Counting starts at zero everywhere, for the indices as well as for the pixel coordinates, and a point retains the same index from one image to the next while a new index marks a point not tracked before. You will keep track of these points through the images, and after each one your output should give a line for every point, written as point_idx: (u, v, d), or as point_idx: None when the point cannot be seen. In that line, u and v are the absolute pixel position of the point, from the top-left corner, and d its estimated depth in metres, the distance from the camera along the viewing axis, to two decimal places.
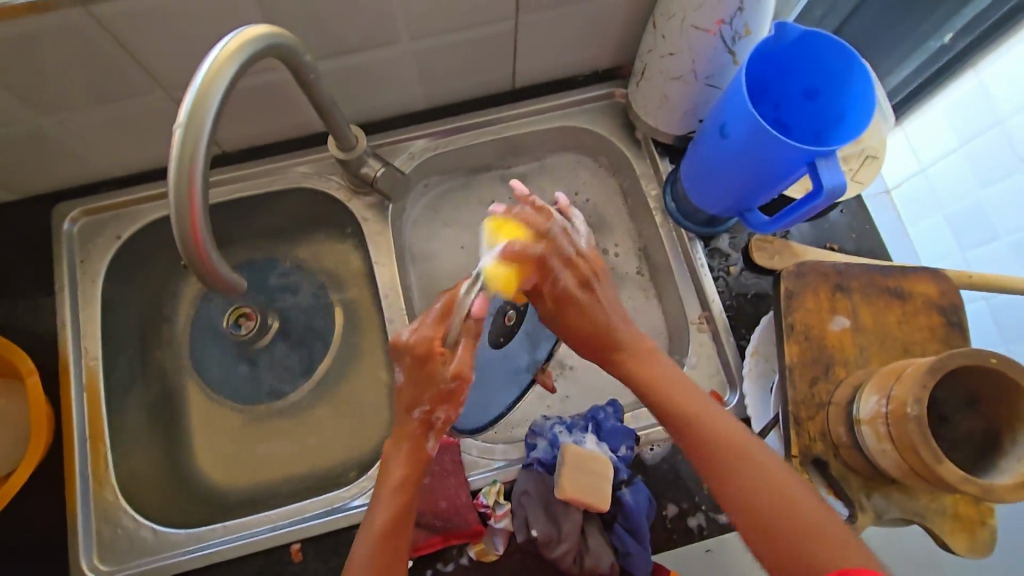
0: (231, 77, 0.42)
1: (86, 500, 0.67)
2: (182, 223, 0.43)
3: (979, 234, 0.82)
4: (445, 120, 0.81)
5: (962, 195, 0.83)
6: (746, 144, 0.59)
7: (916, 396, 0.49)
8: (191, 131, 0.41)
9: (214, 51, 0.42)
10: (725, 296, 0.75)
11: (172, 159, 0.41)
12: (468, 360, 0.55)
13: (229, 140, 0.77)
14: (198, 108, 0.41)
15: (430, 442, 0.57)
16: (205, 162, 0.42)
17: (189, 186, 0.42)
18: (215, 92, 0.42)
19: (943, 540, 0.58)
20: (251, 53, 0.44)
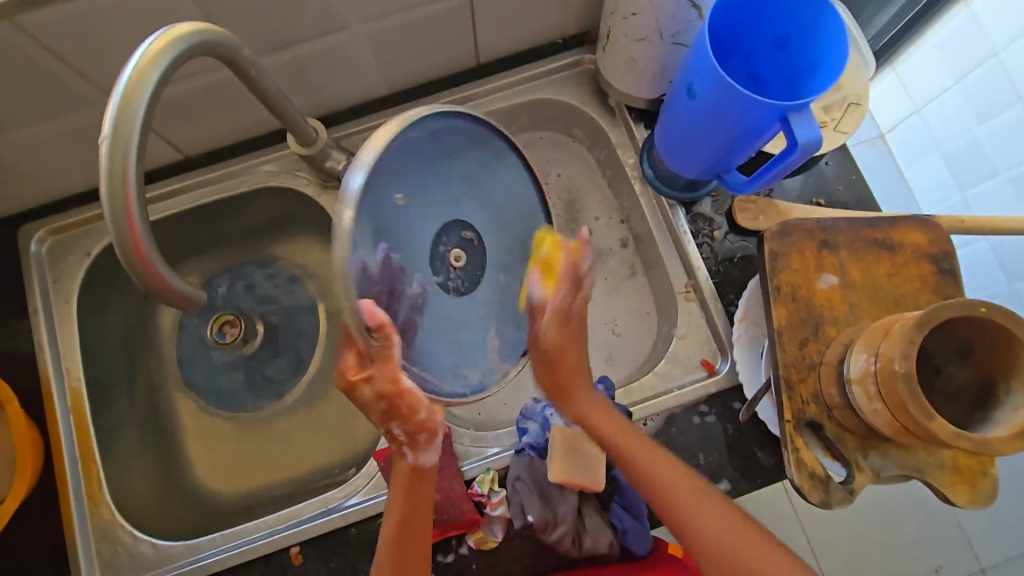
0: (150, 97, 0.41)
1: (83, 521, 0.67)
2: (125, 251, 0.42)
3: (977, 173, 0.79)
4: (409, 104, 0.78)
5: (958, 134, 0.81)
6: (715, 103, 0.56)
7: (903, 352, 0.47)
8: (118, 158, 0.40)
9: (129, 69, 0.40)
10: (711, 262, 0.72)
11: (101, 189, 0.40)
12: (390, 370, 0.51)
13: (189, 145, 0.74)
14: (121, 133, 0.40)
15: (409, 455, 0.57)
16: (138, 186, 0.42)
17: (124, 213, 0.41)
18: (135, 114, 0.40)
19: (944, 493, 0.57)
20: (169, 64, 0.42)
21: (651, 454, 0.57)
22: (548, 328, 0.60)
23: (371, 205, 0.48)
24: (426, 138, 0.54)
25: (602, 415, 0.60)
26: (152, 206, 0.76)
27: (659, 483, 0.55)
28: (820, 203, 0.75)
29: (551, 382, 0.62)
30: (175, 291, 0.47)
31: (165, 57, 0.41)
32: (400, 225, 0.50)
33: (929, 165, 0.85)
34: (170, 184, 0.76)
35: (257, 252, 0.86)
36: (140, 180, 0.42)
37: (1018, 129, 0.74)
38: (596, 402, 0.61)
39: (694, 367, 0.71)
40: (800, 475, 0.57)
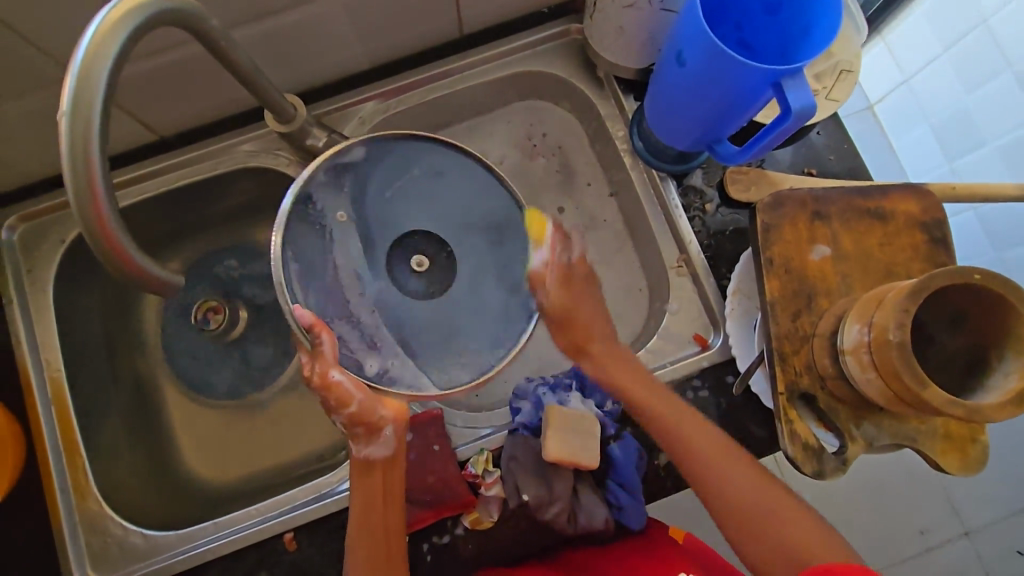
0: (107, 74, 0.38)
1: (70, 513, 0.66)
2: (95, 241, 0.41)
3: (965, 142, 0.78)
4: (390, 79, 0.76)
5: (950, 103, 0.80)
6: (705, 71, 0.54)
7: (898, 322, 0.46)
8: (79, 142, 0.38)
9: (82, 46, 0.38)
10: (702, 237, 0.72)
11: (64, 174, 0.39)
12: (330, 357, 0.57)
13: (163, 124, 0.71)
14: (79, 115, 0.38)
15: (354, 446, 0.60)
16: (103, 172, 0.40)
17: (89, 203, 0.39)
18: (92, 94, 0.38)
19: (935, 461, 0.57)
20: (125, 38, 0.39)
21: (700, 429, 0.60)
22: (541, 258, 0.65)
23: (301, 232, 0.59)
24: (363, 158, 0.63)
25: (633, 379, 0.63)
26: (128, 190, 0.74)
27: (712, 455, 0.58)
28: (811, 173, 0.75)
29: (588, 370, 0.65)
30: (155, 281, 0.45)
31: (121, 29, 0.39)
32: (364, 245, 0.62)
33: (916, 134, 0.84)
34: (146, 166, 0.74)
35: (241, 235, 0.84)
36: (106, 165, 0.40)
37: (1007, 96, 0.73)
38: (618, 361, 0.65)
39: (687, 342, 0.70)
40: (794, 446, 0.58)
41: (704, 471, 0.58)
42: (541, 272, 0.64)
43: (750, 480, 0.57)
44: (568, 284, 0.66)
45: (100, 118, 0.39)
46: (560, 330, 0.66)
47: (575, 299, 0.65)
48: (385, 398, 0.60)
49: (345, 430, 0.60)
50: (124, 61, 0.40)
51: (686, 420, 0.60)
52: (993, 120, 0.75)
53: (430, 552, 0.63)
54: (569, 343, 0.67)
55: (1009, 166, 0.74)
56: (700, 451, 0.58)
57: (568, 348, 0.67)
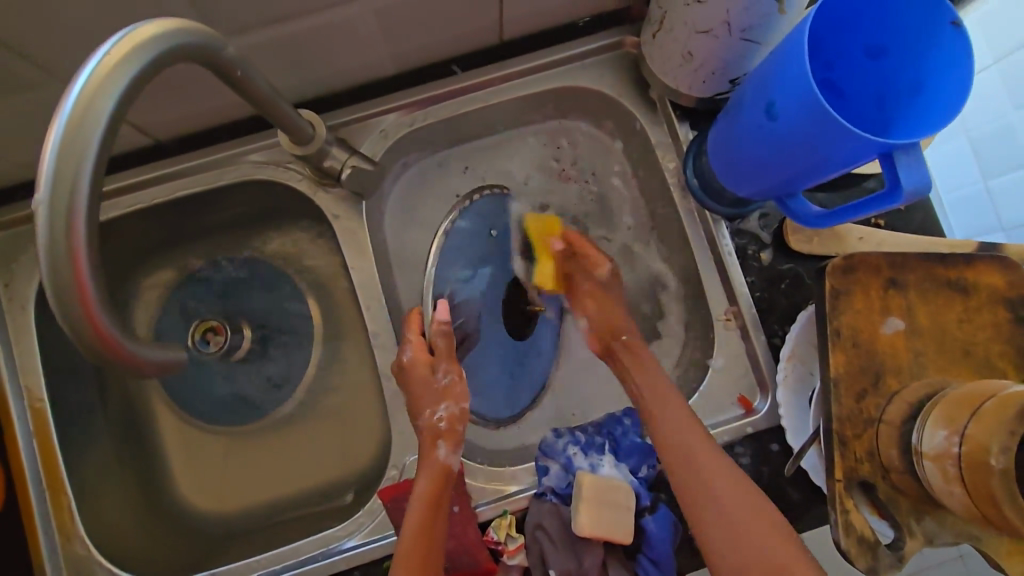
0: (97, 145, 0.31)
1: (54, 558, 0.61)
2: (88, 348, 0.35)
3: (1004, 160, 0.71)
4: (419, 88, 0.67)
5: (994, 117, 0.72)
6: (803, 126, 0.47)
7: (1004, 445, 0.41)
8: (62, 227, 0.32)
9: (65, 109, 0.31)
10: (756, 287, 0.65)
11: (44, 267, 0.32)
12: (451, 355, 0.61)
13: (160, 128, 0.63)
14: (59, 195, 0.31)
15: (441, 449, 0.57)
16: (93, 264, 0.33)
17: (74, 300, 0.33)
18: (78, 170, 0.31)
19: (999, 564, 0.53)
20: (117, 98, 0.32)
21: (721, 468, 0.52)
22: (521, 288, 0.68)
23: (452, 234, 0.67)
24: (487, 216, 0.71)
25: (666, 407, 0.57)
26: (119, 199, 0.66)
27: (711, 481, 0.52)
28: (879, 225, 0.67)
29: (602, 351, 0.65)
30: (153, 368, 0.39)
31: (111, 88, 0.31)
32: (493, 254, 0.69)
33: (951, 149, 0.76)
34: (141, 172, 0.65)
35: (244, 246, 0.76)
36: (96, 257, 0.33)
37: None
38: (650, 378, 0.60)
39: (730, 404, 0.65)
40: (848, 539, 0.53)
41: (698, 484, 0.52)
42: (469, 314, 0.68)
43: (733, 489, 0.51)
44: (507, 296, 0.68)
45: (88, 199, 0.32)
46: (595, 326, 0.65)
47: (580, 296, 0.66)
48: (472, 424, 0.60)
49: (442, 419, 0.58)
50: (119, 125, 0.32)
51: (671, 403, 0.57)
52: None
53: None
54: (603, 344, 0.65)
55: None
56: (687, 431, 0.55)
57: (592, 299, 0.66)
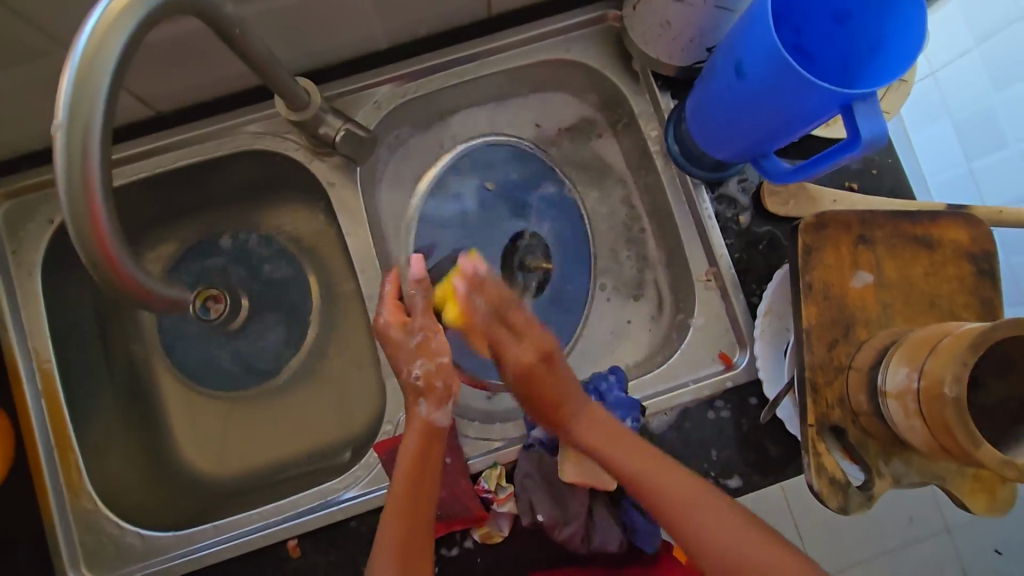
0: (107, 82, 0.34)
1: (63, 510, 0.64)
2: (105, 276, 0.38)
3: (985, 143, 0.76)
4: (411, 61, 0.70)
5: (973, 101, 0.77)
6: (768, 85, 0.50)
7: (955, 375, 0.44)
8: (76, 156, 0.35)
9: (77, 52, 0.34)
10: (735, 248, 0.68)
11: (61, 193, 0.35)
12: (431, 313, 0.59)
13: (161, 99, 0.65)
14: (75, 129, 0.34)
15: (421, 406, 0.57)
16: (105, 193, 0.36)
17: (88, 223, 0.36)
18: (90, 108, 0.34)
19: (962, 501, 0.56)
20: (126, 40, 0.35)
21: (667, 470, 0.53)
22: (530, 353, 0.60)
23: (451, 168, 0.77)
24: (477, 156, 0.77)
25: (602, 435, 0.57)
26: (122, 169, 0.68)
27: (676, 498, 0.52)
28: (852, 188, 0.70)
29: (533, 408, 0.60)
30: (161, 302, 0.42)
31: (119, 33, 0.34)
32: (493, 207, 0.77)
33: (934, 131, 0.80)
34: (143, 143, 0.68)
35: (243, 217, 0.79)
36: (109, 188, 0.36)
37: None
38: (593, 420, 0.58)
39: (711, 360, 0.68)
40: (821, 481, 0.55)
41: (669, 508, 0.52)
42: (529, 364, 0.59)
43: (703, 504, 0.51)
44: (552, 363, 0.60)
45: (100, 138, 0.35)
46: (515, 310, 0.62)
47: (554, 372, 0.59)
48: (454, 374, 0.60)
49: (421, 381, 0.57)
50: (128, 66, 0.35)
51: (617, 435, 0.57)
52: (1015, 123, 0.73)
53: (436, 564, 0.61)
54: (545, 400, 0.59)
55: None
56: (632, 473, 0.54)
57: (542, 367, 0.59)
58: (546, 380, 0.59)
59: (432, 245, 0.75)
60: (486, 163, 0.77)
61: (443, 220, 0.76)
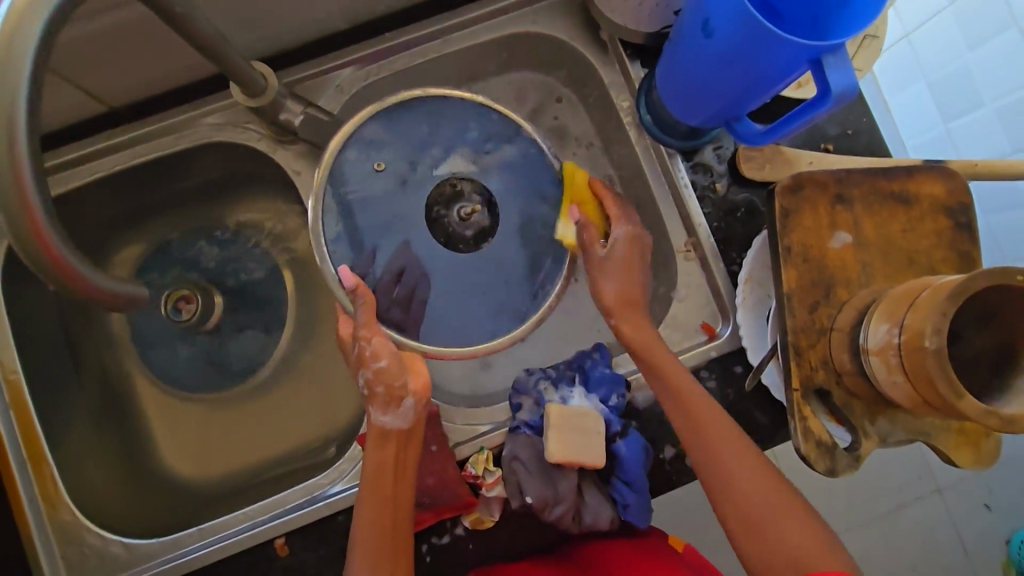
0: (28, 67, 0.34)
1: (41, 524, 0.62)
2: (48, 274, 0.37)
3: (961, 102, 0.76)
4: (371, 42, 0.68)
5: (947, 61, 0.77)
6: (735, 44, 0.48)
7: (936, 326, 0.43)
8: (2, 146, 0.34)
9: None
10: (713, 217, 0.67)
11: None
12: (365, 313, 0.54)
13: (113, 93, 0.63)
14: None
15: (377, 413, 0.55)
16: (37, 184, 0.35)
17: (22, 216, 0.35)
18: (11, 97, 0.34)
19: (948, 455, 0.56)
20: (46, 21, 0.34)
21: (748, 456, 0.53)
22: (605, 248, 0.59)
23: (382, 130, 0.59)
24: (413, 108, 0.60)
25: (714, 418, 0.54)
26: (79, 169, 0.66)
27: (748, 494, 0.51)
28: (828, 150, 0.69)
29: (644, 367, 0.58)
30: (114, 298, 0.42)
31: (37, 14, 0.34)
32: (419, 177, 0.59)
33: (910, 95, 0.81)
34: (98, 142, 0.66)
35: (212, 214, 0.77)
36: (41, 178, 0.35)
37: (1009, 55, 0.71)
38: (709, 405, 0.55)
39: (694, 331, 0.67)
40: (807, 444, 0.55)
41: (743, 499, 0.51)
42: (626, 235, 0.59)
43: (765, 492, 0.51)
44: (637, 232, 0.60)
45: None
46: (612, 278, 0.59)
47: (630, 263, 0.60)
48: (412, 369, 0.56)
49: (365, 390, 0.55)
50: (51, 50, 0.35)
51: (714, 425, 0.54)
52: (992, 80, 0.73)
53: (429, 553, 0.61)
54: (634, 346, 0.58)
55: (1006, 129, 0.72)
56: (727, 459, 0.52)
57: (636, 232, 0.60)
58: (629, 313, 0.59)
59: (376, 248, 0.57)
60: (392, 131, 0.59)
61: (371, 217, 0.57)
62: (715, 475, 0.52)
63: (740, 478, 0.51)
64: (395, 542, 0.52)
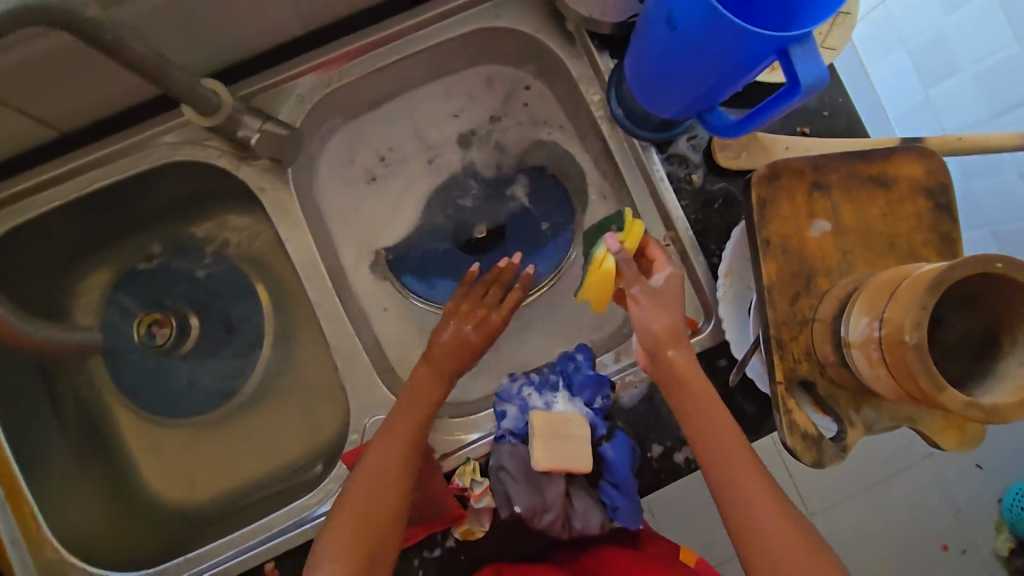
0: None
1: (26, 567, 0.60)
2: None
3: (941, 68, 0.74)
4: (328, 48, 0.65)
5: (925, 25, 0.75)
6: (700, 36, 0.47)
7: (915, 320, 0.42)
8: None
9: None
10: (690, 210, 0.66)
11: None
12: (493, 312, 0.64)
13: (62, 117, 0.61)
14: None
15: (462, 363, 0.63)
16: None
17: None
18: None
19: (935, 441, 0.55)
20: None
21: (752, 469, 0.53)
22: (663, 277, 0.57)
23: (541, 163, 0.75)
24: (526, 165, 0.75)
25: (721, 431, 0.54)
26: (34, 198, 0.64)
27: (759, 512, 0.52)
28: (804, 133, 0.67)
29: (659, 377, 0.57)
30: None
31: None
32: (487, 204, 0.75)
33: (891, 62, 0.80)
34: (53, 168, 0.63)
35: (181, 233, 0.76)
36: None
37: (982, 19, 0.69)
38: (710, 413, 0.55)
39: None
40: (793, 437, 0.55)
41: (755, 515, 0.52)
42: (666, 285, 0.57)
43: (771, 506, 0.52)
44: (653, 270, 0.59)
45: None
46: (662, 308, 0.56)
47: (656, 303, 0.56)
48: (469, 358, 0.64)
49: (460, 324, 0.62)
50: None
51: (731, 439, 0.54)
52: (968, 44, 0.71)
53: (421, 567, 0.60)
54: (664, 373, 0.56)
55: (984, 94, 0.71)
56: (741, 472, 0.53)
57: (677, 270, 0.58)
58: (673, 308, 0.56)
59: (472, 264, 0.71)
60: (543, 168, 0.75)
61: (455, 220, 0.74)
62: (727, 482, 0.53)
63: (753, 503, 0.52)
64: (398, 485, 0.55)
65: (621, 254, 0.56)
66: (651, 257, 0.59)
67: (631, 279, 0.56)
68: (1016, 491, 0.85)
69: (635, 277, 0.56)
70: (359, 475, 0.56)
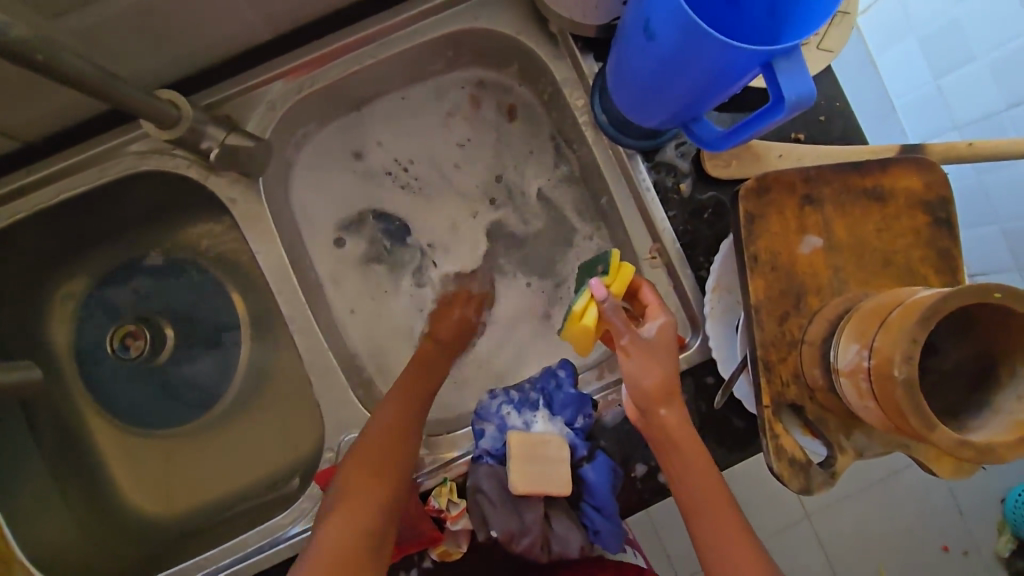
0: None
1: None
2: None
3: (953, 58, 0.70)
4: (299, 52, 0.63)
5: (935, 14, 0.71)
6: (679, 48, 0.44)
7: (904, 354, 0.40)
8: None
9: None
10: (678, 220, 0.63)
11: None
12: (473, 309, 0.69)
13: (23, 127, 0.59)
14: None
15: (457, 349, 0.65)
16: None
17: None
18: None
19: (929, 469, 0.53)
20: None
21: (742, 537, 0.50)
22: (655, 327, 0.54)
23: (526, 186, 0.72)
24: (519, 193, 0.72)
25: (711, 494, 0.51)
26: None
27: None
28: (799, 139, 0.64)
29: (649, 435, 0.54)
30: None
31: None
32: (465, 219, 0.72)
33: (899, 53, 0.75)
34: (18, 179, 0.62)
35: (156, 241, 0.74)
36: None
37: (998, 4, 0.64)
38: (700, 476, 0.51)
39: None
40: (780, 463, 0.53)
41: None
42: (660, 335, 0.54)
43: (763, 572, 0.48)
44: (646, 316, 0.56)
45: None
46: (652, 360, 0.53)
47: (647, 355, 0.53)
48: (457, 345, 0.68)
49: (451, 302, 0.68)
50: None
51: (721, 501, 0.51)
52: (983, 31, 0.66)
53: None
54: (654, 432, 0.53)
55: (1000, 86, 0.66)
56: (732, 534, 0.50)
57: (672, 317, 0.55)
58: (666, 359, 0.53)
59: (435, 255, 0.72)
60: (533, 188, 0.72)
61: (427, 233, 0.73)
62: (713, 532, 0.50)
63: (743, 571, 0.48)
64: (407, 436, 0.55)
65: (608, 302, 0.53)
66: (644, 300, 0.56)
67: (620, 328, 0.53)
68: (1018, 492, 0.82)
69: (624, 324, 0.53)
70: (370, 428, 0.55)
